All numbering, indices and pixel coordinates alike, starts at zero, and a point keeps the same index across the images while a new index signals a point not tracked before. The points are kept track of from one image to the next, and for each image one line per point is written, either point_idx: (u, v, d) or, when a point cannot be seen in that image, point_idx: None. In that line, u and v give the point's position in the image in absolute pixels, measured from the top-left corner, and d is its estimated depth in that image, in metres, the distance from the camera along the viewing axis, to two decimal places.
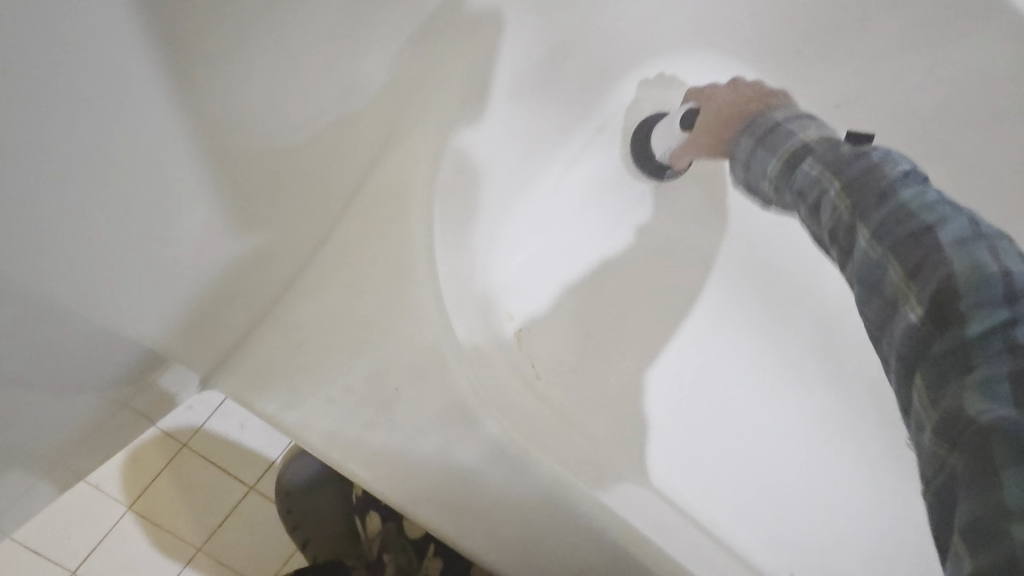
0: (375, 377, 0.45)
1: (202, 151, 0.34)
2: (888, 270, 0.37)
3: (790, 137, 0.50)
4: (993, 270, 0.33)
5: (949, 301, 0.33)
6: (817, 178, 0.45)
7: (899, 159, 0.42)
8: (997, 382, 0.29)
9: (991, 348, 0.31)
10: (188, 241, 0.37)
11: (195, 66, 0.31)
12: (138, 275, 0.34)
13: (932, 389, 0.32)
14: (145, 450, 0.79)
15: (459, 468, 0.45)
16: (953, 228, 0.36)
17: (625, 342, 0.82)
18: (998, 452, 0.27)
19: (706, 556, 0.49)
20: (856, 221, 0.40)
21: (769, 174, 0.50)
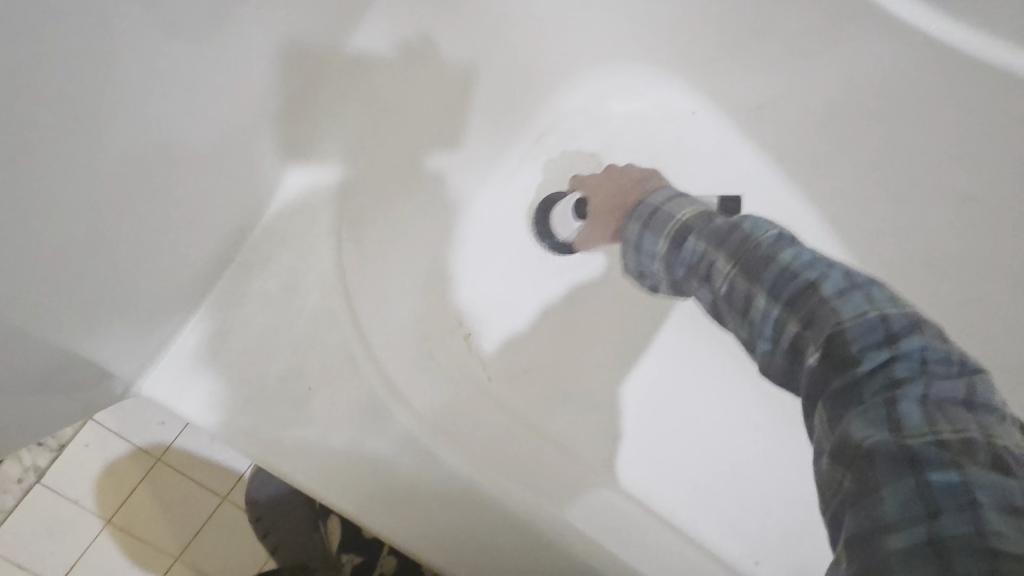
0: (288, 377, 0.50)
1: (99, 169, 0.38)
2: (786, 322, 0.40)
3: (669, 219, 0.56)
4: (871, 316, 0.36)
5: (834, 343, 0.36)
6: (704, 254, 0.49)
7: (766, 226, 0.47)
8: (874, 412, 0.32)
9: (874, 385, 0.34)
10: (101, 255, 0.41)
11: (90, 101, 0.36)
12: (53, 283, 0.38)
13: (829, 424, 0.35)
14: (120, 467, 0.83)
15: (373, 459, 0.49)
16: (832, 282, 0.40)
17: (576, 343, 0.84)
18: (879, 474, 0.30)
19: (614, 535, 0.52)
20: (751, 284, 0.43)
21: (661, 254, 0.54)
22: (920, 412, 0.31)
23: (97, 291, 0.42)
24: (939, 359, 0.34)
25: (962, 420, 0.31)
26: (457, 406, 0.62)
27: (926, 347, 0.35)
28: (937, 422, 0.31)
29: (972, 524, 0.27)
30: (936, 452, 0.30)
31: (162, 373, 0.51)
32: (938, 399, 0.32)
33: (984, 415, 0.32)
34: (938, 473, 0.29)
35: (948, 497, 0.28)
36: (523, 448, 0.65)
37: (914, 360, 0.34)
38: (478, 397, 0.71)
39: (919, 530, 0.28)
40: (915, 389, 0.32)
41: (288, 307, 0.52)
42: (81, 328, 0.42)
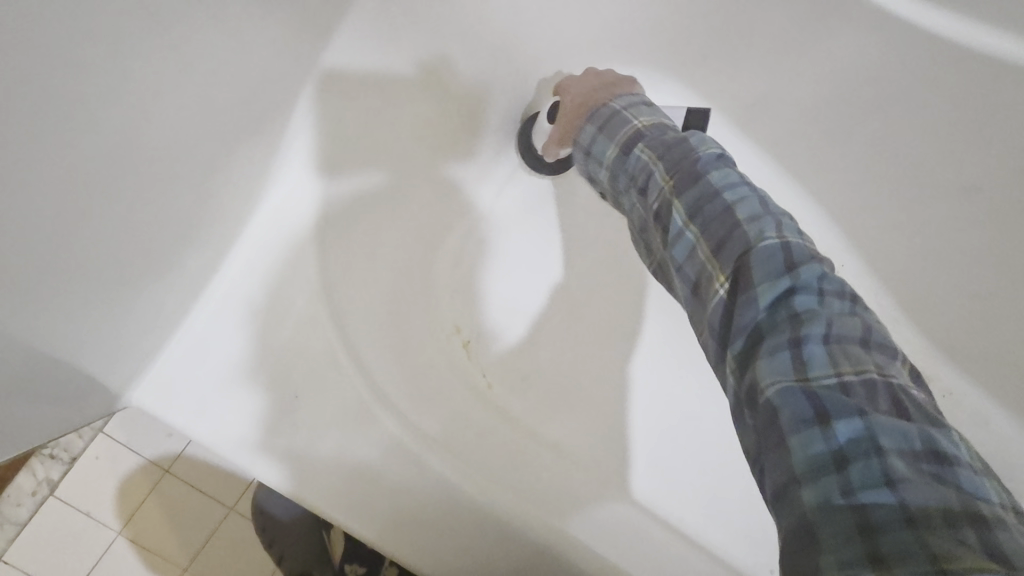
0: (278, 384, 0.52)
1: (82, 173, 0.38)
2: (701, 245, 0.41)
3: (626, 124, 0.54)
4: (773, 244, 0.37)
5: (744, 272, 0.37)
6: (646, 163, 0.48)
7: (710, 145, 0.47)
8: (780, 351, 0.34)
9: (777, 317, 0.35)
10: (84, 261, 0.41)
11: (84, 117, 0.37)
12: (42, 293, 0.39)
13: (740, 364, 0.36)
14: (130, 479, 0.85)
15: (360, 463, 0.51)
16: (745, 206, 0.40)
17: (569, 347, 0.86)
18: (785, 425, 0.32)
19: (595, 525, 0.55)
20: (673, 200, 0.43)
21: (608, 160, 0.53)
22: (823, 352, 0.33)
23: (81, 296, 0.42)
24: (834, 291, 0.36)
25: (859, 358, 0.33)
26: (448, 414, 0.65)
27: (824, 277, 0.36)
28: (839, 361, 0.33)
29: (879, 473, 0.29)
30: (837, 397, 0.31)
31: (154, 392, 0.51)
32: (837, 338, 0.33)
33: (875, 351, 0.34)
34: (841, 420, 0.31)
35: (851, 444, 0.30)
36: (516, 450, 0.67)
37: (813, 291, 0.35)
38: (473, 401, 0.73)
39: (829, 480, 0.29)
40: (815, 327, 0.34)
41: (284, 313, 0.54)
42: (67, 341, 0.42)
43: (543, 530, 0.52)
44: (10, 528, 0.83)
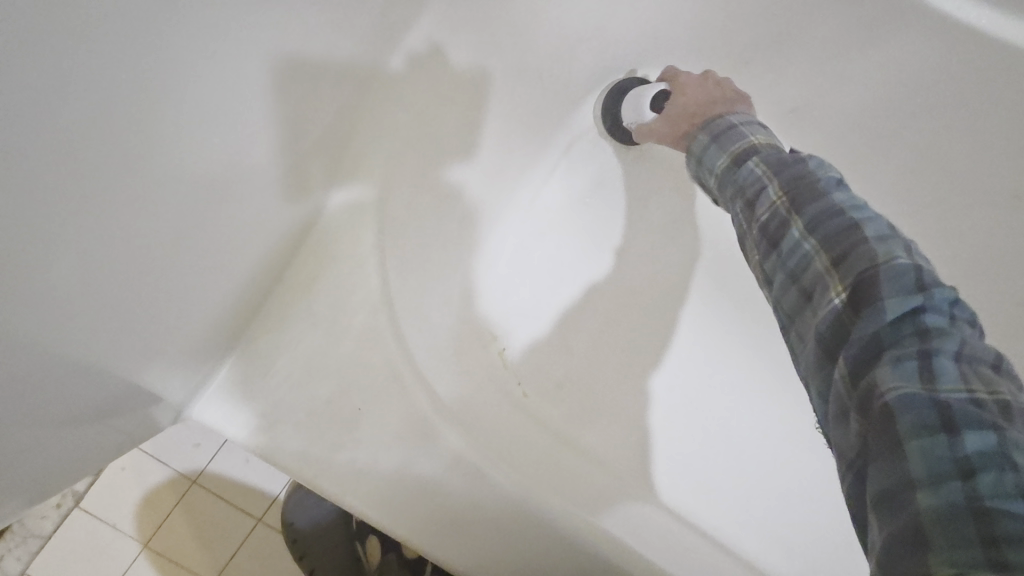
0: (339, 398, 0.50)
1: (158, 173, 0.38)
2: (817, 257, 0.39)
3: (741, 138, 0.53)
4: (903, 263, 0.35)
5: (867, 283, 0.35)
6: (760, 177, 0.47)
7: (830, 168, 0.44)
8: (905, 360, 0.32)
9: (902, 331, 0.33)
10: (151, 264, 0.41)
11: (166, 119, 0.37)
12: (111, 298, 0.39)
13: (850, 373, 0.34)
14: (158, 489, 0.84)
15: (423, 480, 0.49)
16: (875, 224, 0.38)
17: (606, 355, 0.86)
18: (902, 429, 0.30)
19: (655, 547, 0.53)
20: (792, 214, 0.42)
21: (718, 169, 0.52)
22: (954, 370, 0.31)
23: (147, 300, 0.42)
24: (966, 319, 0.34)
25: (992, 382, 0.31)
26: (499, 425, 0.64)
27: (955, 303, 0.34)
28: (971, 381, 0.31)
29: (1014, 485, 0.27)
30: (970, 410, 0.29)
31: (215, 405, 0.50)
32: (970, 358, 0.32)
33: (1010, 379, 0.32)
34: (973, 431, 0.28)
35: (982, 454, 0.28)
36: (564, 466, 0.65)
37: (943, 313, 0.33)
38: (516, 411, 0.72)
39: (953, 487, 0.27)
40: (945, 344, 0.32)
41: (338, 320, 0.52)
42: (135, 343, 0.42)
43: (608, 553, 0.50)
44: (33, 541, 0.82)
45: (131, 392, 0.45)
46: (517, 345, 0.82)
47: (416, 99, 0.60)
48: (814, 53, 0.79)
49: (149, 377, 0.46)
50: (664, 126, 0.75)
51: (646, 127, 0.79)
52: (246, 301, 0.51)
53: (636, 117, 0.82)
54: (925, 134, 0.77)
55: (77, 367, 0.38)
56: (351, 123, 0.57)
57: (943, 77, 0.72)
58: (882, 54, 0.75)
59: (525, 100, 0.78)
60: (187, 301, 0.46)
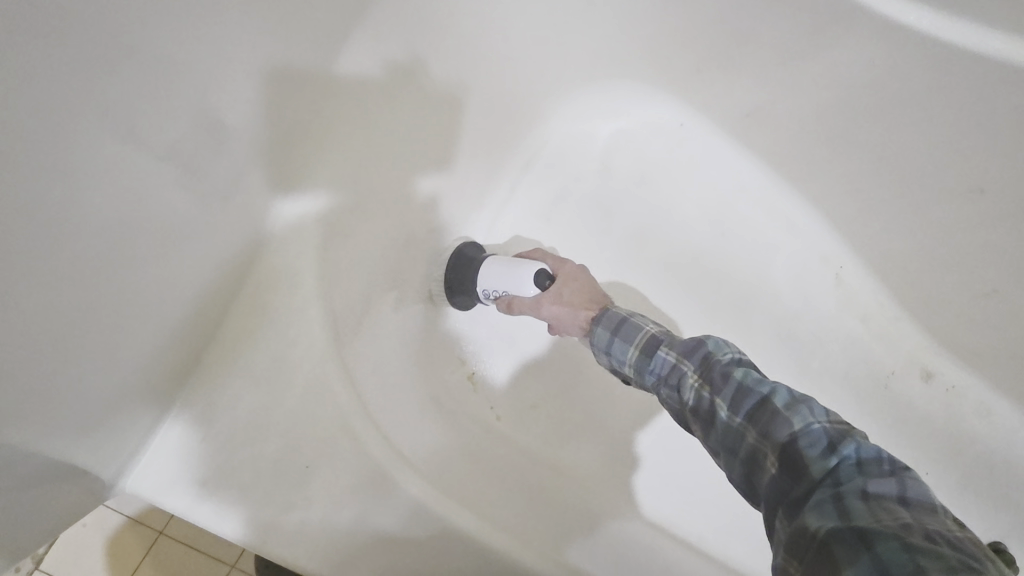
0: (287, 457, 0.49)
1: (57, 238, 0.37)
2: (747, 432, 0.47)
3: (639, 328, 0.60)
4: (813, 428, 0.44)
5: (788, 453, 0.43)
6: (676, 365, 0.55)
7: (727, 347, 0.53)
8: (823, 509, 0.39)
9: (823, 489, 0.41)
10: (63, 331, 0.40)
11: (54, 179, 0.36)
12: (18, 373, 0.37)
13: (791, 522, 0.41)
14: (122, 543, 0.81)
15: (380, 534, 0.48)
16: (780, 394, 0.47)
17: (576, 374, 0.84)
18: (837, 558, 0.36)
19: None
20: (714, 396, 0.50)
21: (631, 361, 0.59)
22: (863, 506, 0.38)
23: (64, 367, 0.41)
24: (872, 460, 0.42)
25: (897, 511, 0.38)
26: (461, 455, 0.63)
27: (860, 449, 0.42)
28: (879, 513, 0.38)
29: None
30: (879, 531, 0.36)
31: (153, 473, 0.49)
32: (875, 496, 0.39)
33: (918, 505, 0.39)
34: (885, 546, 0.35)
35: (897, 566, 0.34)
36: (535, 488, 0.65)
37: (853, 464, 0.41)
38: (486, 440, 0.71)
39: None
40: (854, 487, 0.40)
41: (284, 373, 0.52)
42: (54, 415, 0.41)
43: None
44: None
45: (40, 474, 0.42)
46: (495, 372, 0.80)
47: (350, 142, 0.61)
48: (760, 61, 0.79)
49: (61, 454, 0.43)
50: (553, 303, 0.69)
51: (526, 304, 0.71)
52: (173, 360, 0.50)
53: (499, 287, 0.73)
54: (872, 136, 0.78)
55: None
56: (286, 168, 0.56)
57: (891, 74, 0.72)
58: (828, 59, 0.75)
59: (477, 122, 0.78)
60: (73, 371, 0.42)
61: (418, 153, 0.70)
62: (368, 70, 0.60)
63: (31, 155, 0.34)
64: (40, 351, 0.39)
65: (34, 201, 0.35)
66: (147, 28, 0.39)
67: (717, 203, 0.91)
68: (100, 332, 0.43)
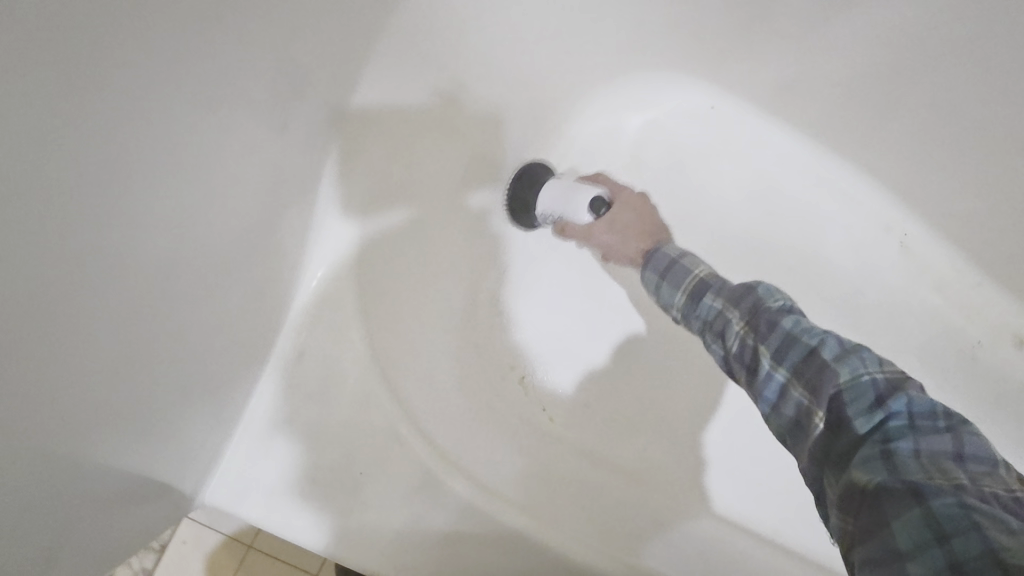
0: (341, 465, 0.53)
1: (125, 283, 0.42)
2: (794, 386, 0.53)
3: (689, 273, 0.68)
4: (864, 380, 0.49)
5: (838, 403, 0.49)
6: (721, 311, 0.61)
7: (778, 295, 0.58)
8: (870, 461, 0.45)
9: (873, 445, 0.46)
10: (138, 365, 0.45)
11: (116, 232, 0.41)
12: (103, 406, 0.43)
13: (843, 473, 0.47)
14: (217, 558, 0.88)
15: (433, 533, 0.50)
16: (829, 347, 0.52)
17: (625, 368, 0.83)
18: (889, 511, 0.42)
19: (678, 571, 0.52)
20: (759, 346, 0.56)
21: (679, 305, 0.66)
22: (915, 465, 0.44)
23: (138, 396, 0.46)
24: (922, 416, 0.47)
25: (948, 469, 0.44)
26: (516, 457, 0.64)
27: (911, 404, 0.48)
28: (931, 469, 0.44)
29: (977, 541, 0.38)
30: (933, 486, 0.42)
31: (230, 485, 0.54)
32: (926, 453, 0.45)
33: (971, 465, 0.44)
34: (937, 500, 0.41)
35: (950, 522, 0.39)
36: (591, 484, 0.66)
37: (903, 419, 0.47)
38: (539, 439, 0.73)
39: (934, 553, 0.39)
40: (906, 444, 0.45)
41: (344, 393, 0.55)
42: (135, 438, 0.46)
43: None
44: None
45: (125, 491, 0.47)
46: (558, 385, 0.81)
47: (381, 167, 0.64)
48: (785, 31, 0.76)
49: (143, 471, 0.48)
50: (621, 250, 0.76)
51: (570, 229, 0.79)
52: (234, 383, 0.55)
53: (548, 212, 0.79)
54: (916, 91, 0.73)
55: (82, 469, 0.42)
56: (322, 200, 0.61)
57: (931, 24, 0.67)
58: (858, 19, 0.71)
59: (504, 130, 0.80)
60: (153, 402, 0.47)
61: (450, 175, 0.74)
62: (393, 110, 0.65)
63: (100, 216, 0.39)
64: (112, 383, 0.43)
65: (103, 255, 0.40)
66: (188, 83, 0.43)
67: (759, 182, 0.88)
68: (167, 359, 0.48)
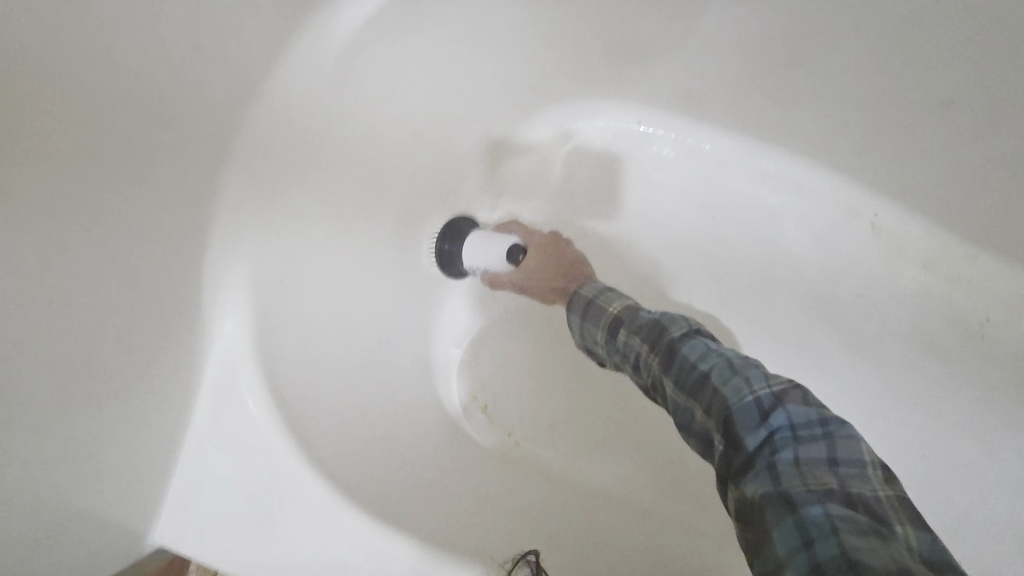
0: None
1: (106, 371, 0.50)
2: (694, 409, 0.48)
3: (602, 310, 0.63)
4: (748, 400, 0.44)
5: (728, 419, 0.44)
6: (631, 339, 0.57)
7: (679, 321, 0.54)
8: (758, 476, 0.40)
9: (760, 464, 0.41)
10: (132, 441, 0.52)
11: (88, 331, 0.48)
12: (104, 481, 0.50)
13: (734, 488, 0.43)
14: None
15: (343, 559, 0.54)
16: (719, 370, 0.47)
17: (593, 387, 0.83)
18: (767, 519, 0.38)
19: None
20: (661, 374, 0.51)
21: (600, 342, 0.62)
22: (793, 470, 0.39)
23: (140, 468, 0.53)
24: (803, 423, 0.42)
25: (823, 476, 0.39)
26: (462, 489, 0.67)
27: (792, 415, 0.43)
28: (806, 476, 0.39)
29: (837, 550, 0.34)
30: (804, 496, 0.38)
31: (177, 526, 0.54)
32: (806, 461, 0.40)
33: (843, 470, 0.39)
34: (808, 511, 0.37)
35: (816, 530, 0.35)
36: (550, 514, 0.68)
37: (786, 429, 0.42)
38: (500, 465, 0.75)
39: (800, 562, 0.35)
40: (788, 451, 0.41)
41: (272, 450, 0.56)
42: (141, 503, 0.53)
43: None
44: None
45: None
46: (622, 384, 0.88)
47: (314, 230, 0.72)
48: (689, 35, 0.75)
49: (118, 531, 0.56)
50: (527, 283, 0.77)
51: (495, 280, 0.79)
52: None
53: (477, 266, 0.78)
54: (839, 63, 0.70)
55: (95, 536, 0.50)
56: None
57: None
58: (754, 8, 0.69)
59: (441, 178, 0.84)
60: (136, 471, 0.52)
61: (376, 211, 0.74)
62: (303, 152, 0.63)
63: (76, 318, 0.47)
64: (97, 480, 0.49)
65: (81, 350, 0.47)
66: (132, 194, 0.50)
67: (696, 185, 0.87)
68: None
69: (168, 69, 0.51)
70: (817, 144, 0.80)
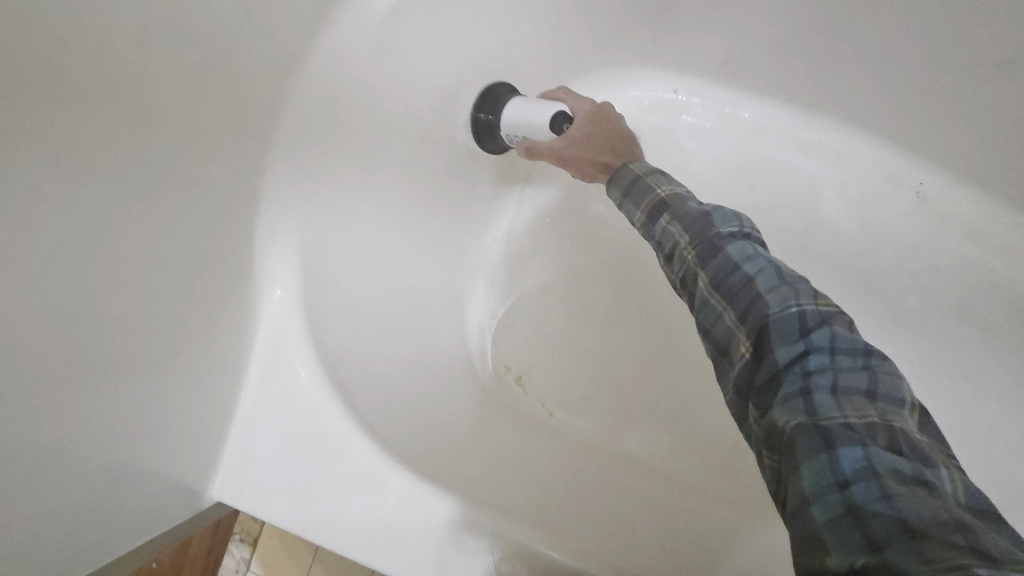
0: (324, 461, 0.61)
1: (161, 333, 0.52)
2: (727, 313, 0.47)
3: (649, 190, 0.61)
4: (793, 312, 0.44)
5: (767, 334, 0.44)
6: (670, 230, 0.55)
7: (732, 219, 0.52)
8: (792, 399, 0.41)
9: (793, 382, 0.41)
10: (184, 400, 0.54)
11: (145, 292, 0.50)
12: (158, 436, 0.52)
13: (760, 409, 0.43)
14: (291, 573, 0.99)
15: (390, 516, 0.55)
16: (765, 275, 0.47)
17: (625, 357, 0.84)
18: (800, 450, 0.38)
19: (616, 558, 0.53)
20: (699, 269, 0.50)
21: (639, 224, 0.60)
22: (831, 400, 0.40)
23: (190, 426, 0.55)
24: (845, 350, 0.42)
25: (862, 407, 0.40)
26: (500, 454, 0.69)
27: (835, 338, 0.43)
28: (844, 407, 0.39)
29: (876, 491, 0.35)
30: (842, 431, 0.38)
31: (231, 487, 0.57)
32: (844, 391, 0.40)
33: (881, 404, 0.40)
34: (845, 449, 0.37)
35: (852, 469, 0.36)
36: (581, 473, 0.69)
37: (825, 352, 0.42)
38: (533, 432, 0.77)
39: (834, 497, 0.35)
40: (825, 378, 0.41)
41: (321, 411, 0.58)
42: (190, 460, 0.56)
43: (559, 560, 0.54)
44: None
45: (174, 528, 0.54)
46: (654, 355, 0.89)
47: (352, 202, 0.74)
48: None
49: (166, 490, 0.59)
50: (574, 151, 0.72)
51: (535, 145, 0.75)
52: None
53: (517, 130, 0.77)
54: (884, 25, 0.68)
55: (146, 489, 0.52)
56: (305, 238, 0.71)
57: None
58: None
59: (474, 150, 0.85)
60: (187, 427, 0.55)
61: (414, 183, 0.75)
62: (344, 122, 0.64)
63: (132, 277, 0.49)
64: (153, 434, 0.52)
65: (140, 309, 0.50)
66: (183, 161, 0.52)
67: (734, 154, 0.86)
68: None
69: (221, 38, 0.52)
70: (859, 110, 0.78)
